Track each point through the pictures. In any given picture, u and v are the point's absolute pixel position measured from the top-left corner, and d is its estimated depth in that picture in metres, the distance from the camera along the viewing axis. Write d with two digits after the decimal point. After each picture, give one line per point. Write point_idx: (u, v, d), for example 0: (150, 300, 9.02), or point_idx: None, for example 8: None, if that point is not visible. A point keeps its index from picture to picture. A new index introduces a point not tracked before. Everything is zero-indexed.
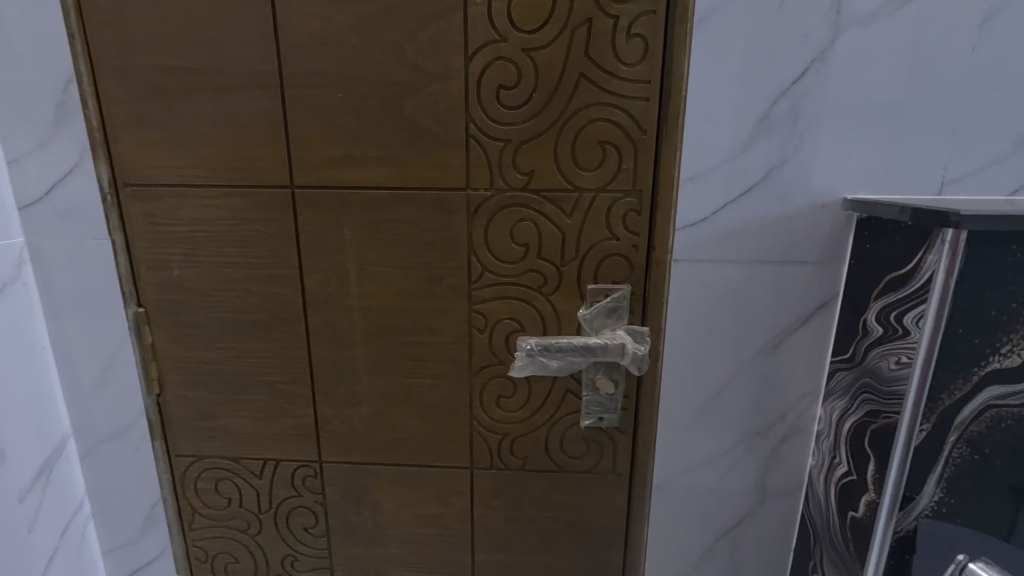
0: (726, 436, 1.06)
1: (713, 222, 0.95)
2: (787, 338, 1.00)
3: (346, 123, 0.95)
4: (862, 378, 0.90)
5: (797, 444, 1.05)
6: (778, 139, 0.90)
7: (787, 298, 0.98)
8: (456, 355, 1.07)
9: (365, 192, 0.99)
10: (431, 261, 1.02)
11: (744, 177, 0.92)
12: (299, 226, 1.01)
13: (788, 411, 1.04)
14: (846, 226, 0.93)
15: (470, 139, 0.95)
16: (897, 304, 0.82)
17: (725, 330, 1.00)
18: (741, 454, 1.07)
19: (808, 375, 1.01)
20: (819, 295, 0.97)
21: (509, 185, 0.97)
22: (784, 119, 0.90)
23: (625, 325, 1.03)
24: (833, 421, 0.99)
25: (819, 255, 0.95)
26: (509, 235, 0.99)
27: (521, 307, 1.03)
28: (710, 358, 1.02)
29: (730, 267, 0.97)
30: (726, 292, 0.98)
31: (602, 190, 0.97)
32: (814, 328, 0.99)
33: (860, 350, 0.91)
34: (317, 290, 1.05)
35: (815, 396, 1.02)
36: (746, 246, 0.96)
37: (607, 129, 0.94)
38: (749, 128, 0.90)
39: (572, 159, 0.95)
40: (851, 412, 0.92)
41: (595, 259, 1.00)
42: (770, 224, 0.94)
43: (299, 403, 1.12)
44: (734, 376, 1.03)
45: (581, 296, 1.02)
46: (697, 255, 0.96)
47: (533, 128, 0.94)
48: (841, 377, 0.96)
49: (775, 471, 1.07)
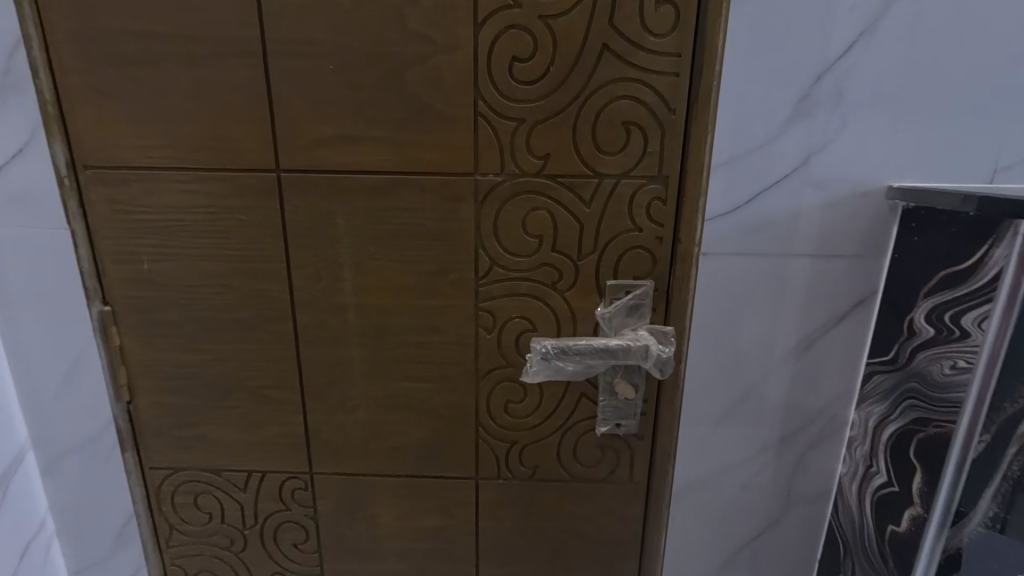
0: (750, 442, 0.99)
1: (747, 211, 0.86)
2: (820, 338, 0.92)
3: (338, 97, 0.84)
4: (907, 383, 0.83)
5: (826, 451, 0.98)
6: (819, 120, 0.82)
7: (821, 295, 0.90)
8: (461, 357, 0.97)
9: (360, 177, 0.88)
10: (434, 254, 0.92)
11: (780, 163, 0.84)
12: (287, 214, 0.91)
13: (818, 415, 0.97)
14: (890, 217, 0.85)
15: (479, 118, 0.85)
16: (954, 304, 0.76)
17: (753, 329, 0.93)
18: (765, 461, 1.00)
19: (841, 377, 0.94)
20: (858, 291, 0.89)
21: (522, 170, 0.87)
22: (827, 98, 0.81)
23: (647, 325, 0.94)
24: (869, 427, 0.92)
25: (858, 248, 0.87)
26: (521, 226, 0.90)
27: (534, 304, 0.94)
28: (737, 360, 0.94)
29: (762, 262, 0.89)
30: (757, 289, 0.90)
31: (625, 175, 0.87)
32: (850, 327, 0.91)
33: (905, 352, 0.84)
34: (306, 285, 0.94)
35: (848, 401, 0.95)
36: (781, 239, 0.88)
37: (631, 107, 0.84)
38: (789, 108, 0.82)
39: (592, 140, 0.86)
40: (892, 419, 0.86)
41: (615, 252, 0.91)
42: (807, 215, 0.86)
43: (287, 410, 1.02)
44: (760, 379, 0.96)
45: (599, 293, 0.93)
46: (729, 248, 0.88)
47: (550, 106, 0.84)
48: (880, 381, 0.89)
49: (802, 478, 1.01)
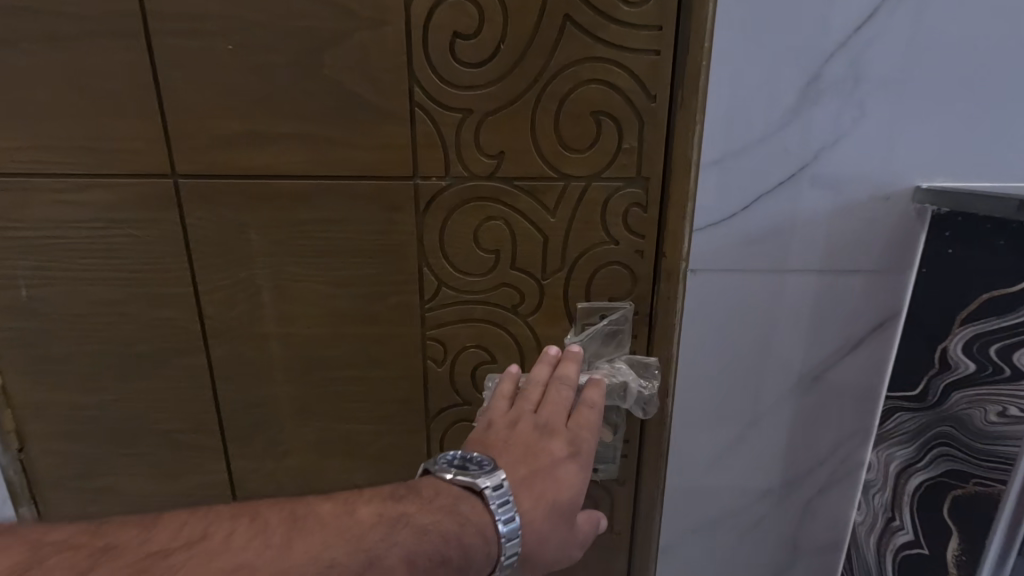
0: (750, 487, 0.85)
1: (744, 219, 0.71)
2: (832, 367, 0.78)
3: (241, 86, 0.68)
4: (939, 426, 0.72)
5: (839, 496, 0.84)
6: (832, 107, 0.67)
7: (833, 316, 0.76)
8: (408, 393, 0.82)
9: (275, 182, 0.72)
10: (370, 274, 0.76)
11: (784, 160, 0.69)
12: (189, 228, 0.75)
13: (829, 456, 0.82)
14: (917, 225, 0.70)
15: (417, 109, 0.69)
16: (998, 336, 0.65)
17: (753, 357, 0.78)
18: (768, 508, 0.86)
19: (856, 413, 0.79)
20: (876, 312, 0.75)
21: (471, 172, 0.72)
22: (841, 80, 0.66)
23: (627, 355, 0.79)
24: (891, 473, 0.78)
25: (877, 262, 0.73)
26: (473, 239, 0.75)
27: (492, 332, 0.79)
28: (734, 394, 0.80)
29: (762, 279, 0.74)
30: (756, 311, 0.76)
31: (596, 177, 0.72)
32: (868, 354, 0.77)
33: (937, 390, 0.71)
34: (219, 313, 0.79)
35: (864, 439, 0.80)
36: (785, 253, 0.73)
37: (603, 94, 0.69)
38: (795, 93, 0.67)
39: (555, 135, 0.70)
40: (921, 467, 0.74)
41: (586, 270, 0.76)
42: (816, 223, 0.71)
43: (207, 456, 0.87)
44: (761, 415, 0.81)
45: (569, 317, 0.78)
46: (723, 263, 0.73)
47: (503, 95, 0.69)
48: (904, 420, 0.76)
49: (811, 527, 0.86)
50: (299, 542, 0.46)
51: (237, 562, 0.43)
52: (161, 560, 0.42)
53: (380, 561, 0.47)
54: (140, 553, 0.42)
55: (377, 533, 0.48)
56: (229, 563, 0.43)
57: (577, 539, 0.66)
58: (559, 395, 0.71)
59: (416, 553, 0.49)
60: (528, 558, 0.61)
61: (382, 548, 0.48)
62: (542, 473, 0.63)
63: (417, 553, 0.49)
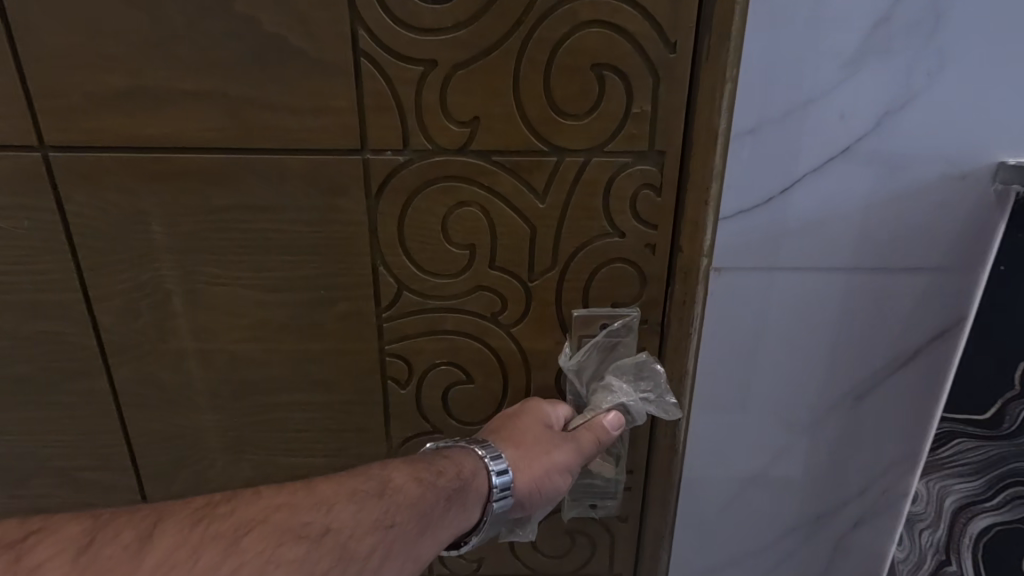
0: (774, 521, 0.72)
1: (769, 207, 0.56)
2: (878, 383, 0.64)
3: (122, 24, 0.50)
4: (1013, 463, 0.59)
5: (875, 528, 0.71)
6: (900, 62, 0.52)
7: (884, 325, 0.61)
8: (363, 419, 0.66)
9: (179, 158, 0.55)
10: (310, 275, 0.60)
11: (834, 129, 0.54)
12: (71, 219, 0.57)
13: (869, 485, 0.69)
14: (995, 212, 0.56)
15: (363, 61, 0.52)
16: None
17: (784, 374, 0.64)
18: (794, 544, 0.73)
19: (904, 435, 0.66)
20: (936, 318, 0.61)
21: (438, 144, 0.55)
22: (913, 25, 0.51)
23: (620, 361, 0.63)
24: (946, 510, 0.65)
25: (943, 257, 0.58)
26: (441, 231, 0.58)
27: (467, 346, 0.63)
28: (759, 416, 0.66)
29: (753, 277, 0.59)
30: (751, 316, 0.61)
31: (596, 151, 0.56)
32: (922, 368, 0.63)
33: (1016, 417, 0.58)
34: (118, 327, 0.62)
35: (911, 465, 0.67)
36: (782, 244, 0.58)
37: (608, 41, 0.52)
38: (856, 41, 0.51)
39: (545, 95, 0.54)
40: (988, 509, 0.61)
41: (585, 270, 0.60)
42: (866, 210, 0.57)
43: (119, 498, 0.70)
44: (788, 440, 0.67)
45: (562, 328, 0.63)
46: (749, 259, 0.58)
47: (476, 40, 0.52)
48: (963, 449, 0.62)
49: (843, 561, 0.73)
50: (322, 483, 0.44)
51: (275, 500, 0.41)
52: (209, 511, 0.38)
53: (390, 481, 0.47)
54: (185, 510, 0.38)
55: (374, 468, 0.48)
56: (270, 502, 0.41)
57: (593, 445, 0.59)
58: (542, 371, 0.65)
59: (418, 471, 0.49)
60: (530, 482, 0.55)
61: (386, 473, 0.48)
62: (516, 417, 0.59)
63: (421, 473, 0.49)
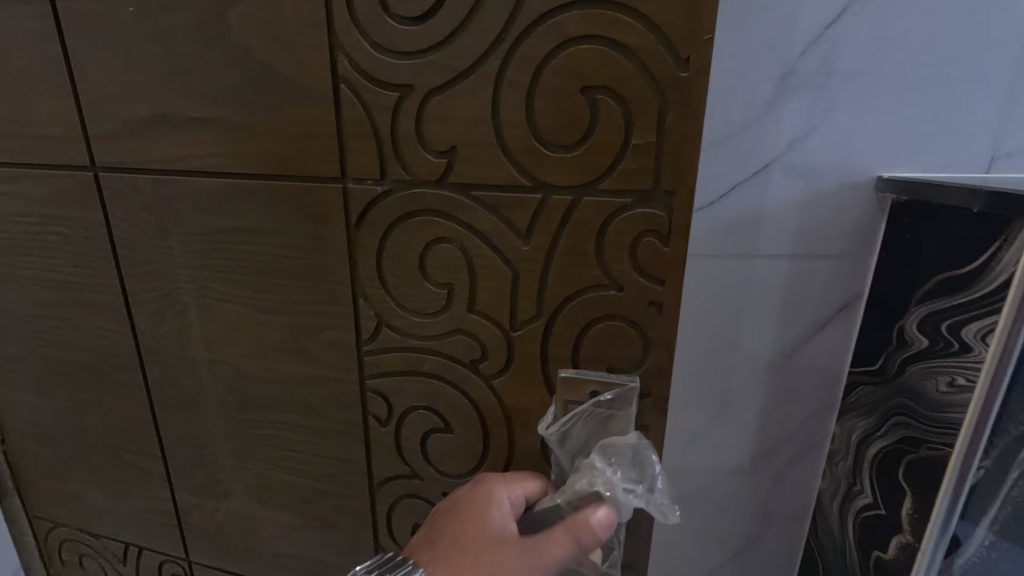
0: (685, 481, 0.55)
1: (704, 216, 0.46)
2: (792, 357, 0.50)
3: (147, 58, 0.55)
4: (895, 400, 0.46)
5: (798, 479, 0.54)
6: (816, 96, 0.43)
7: (778, 276, 0.47)
8: (345, 449, 0.64)
9: (191, 181, 0.59)
10: (297, 299, 0.60)
11: (741, 164, 0.45)
12: (114, 231, 0.64)
13: (777, 443, 0.53)
14: (876, 217, 0.45)
15: (342, 88, 0.50)
16: (950, 311, 0.41)
17: (704, 354, 0.50)
18: (708, 503, 0.55)
19: (789, 401, 0.51)
20: (833, 291, 0.48)
21: (415, 176, 0.51)
22: (828, 64, 0.42)
23: (609, 439, 0.52)
24: (854, 443, 0.50)
25: (843, 241, 0.46)
26: (417, 266, 0.54)
27: (444, 392, 0.58)
28: (694, 418, 0.52)
29: (723, 267, 0.47)
30: (723, 306, 0.48)
31: (589, 189, 0.47)
32: (823, 350, 0.49)
33: (899, 364, 0.45)
34: (148, 331, 0.68)
35: (815, 457, 0.53)
36: (759, 232, 0.46)
37: (600, 61, 0.43)
38: (770, 73, 0.42)
39: (527, 125, 0.46)
40: (876, 434, 0.47)
41: (573, 325, 0.51)
42: (787, 216, 0.46)
43: (153, 481, 0.78)
44: (706, 416, 0.52)
45: (548, 387, 0.54)
46: (705, 251, 0.47)
47: (453, 62, 0.46)
48: (863, 397, 0.49)
49: (770, 523, 0.55)
50: None
51: None
52: None
53: None
54: None
55: None
56: None
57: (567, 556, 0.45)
58: (525, 431, 0.57)
59: None
60: None
61: None
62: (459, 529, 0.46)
63: None
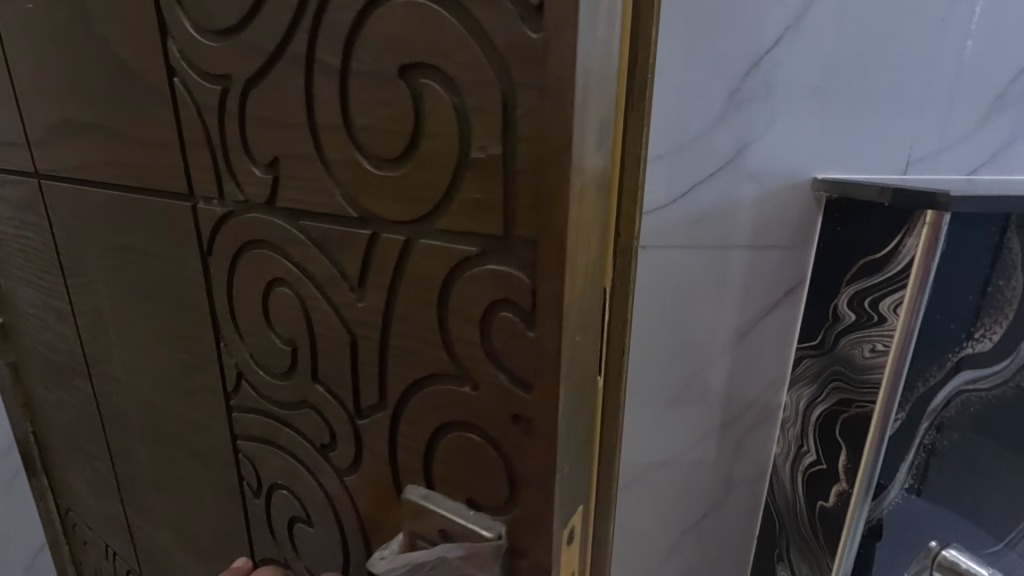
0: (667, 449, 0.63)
1: (677, 207, 0.56)
2: (752, 329, 0.59)
3: (47, 57, 0.51)
4: (833, 367, 0.53)
5: (755, 446, 0.63)
6: (755, 119, 0.53)
7: (747, 259, 0.57)
8: (229, 509, 0.54)
9: (91, 191, 0.53)
10: (176, 332, 0.51)
11: (699, 167, 0.54)
12: (56, 238, 0.62)
13: (745, 408, 0.62)
14: (815, 209, 0.55)
15: (175, 83, 0.40)
16: (873, 289, 0.48)
17: (682, 324, 0.59)
18: (686, 469, 0.64)
19: (759, 369, 0.61)
20: (780, 277, 0.58)
21: (249, 197, 0.39)
22: (761, 94, 0.52)
23: None
24: (800, 412, 0.58)
25: (790, 230, 0.56)
26: (262, 313, 0.42)
27: (301, 473, 0.45)
28: (671, 378, 0.61)
29: (702, 251, 0.57)
30: (690, 275, 0.57)
31: (424, 229, 0.30)
32: (777, 325, 0.59)
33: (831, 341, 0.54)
34: (89, 343, 0.65)
35: (770, 423, 0.62)
36: (731, 218, 0.56)
37: (416, 26, 0.27)
38: (718, 102, 0.52)
39: (343, 129, 0.31)
40: (819, 399, 0.55)
41: (421, 427, 0.34)
42: (742, 206, 0.55)
43: (112, 492, 0.76)
44: (689, 391, 0.61)
45: (399, 505, 0.38)
46: (668, 239, 0.56)
47: (260, 38, 0.33)
48: (807, 366, 0.58)
49: (733, 484, 0.65)
50: None
51: None
52: None
53: None
54: None
55: None
56: None
57: None
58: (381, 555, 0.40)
59: None
60: None
61: None
62: None
63: None
